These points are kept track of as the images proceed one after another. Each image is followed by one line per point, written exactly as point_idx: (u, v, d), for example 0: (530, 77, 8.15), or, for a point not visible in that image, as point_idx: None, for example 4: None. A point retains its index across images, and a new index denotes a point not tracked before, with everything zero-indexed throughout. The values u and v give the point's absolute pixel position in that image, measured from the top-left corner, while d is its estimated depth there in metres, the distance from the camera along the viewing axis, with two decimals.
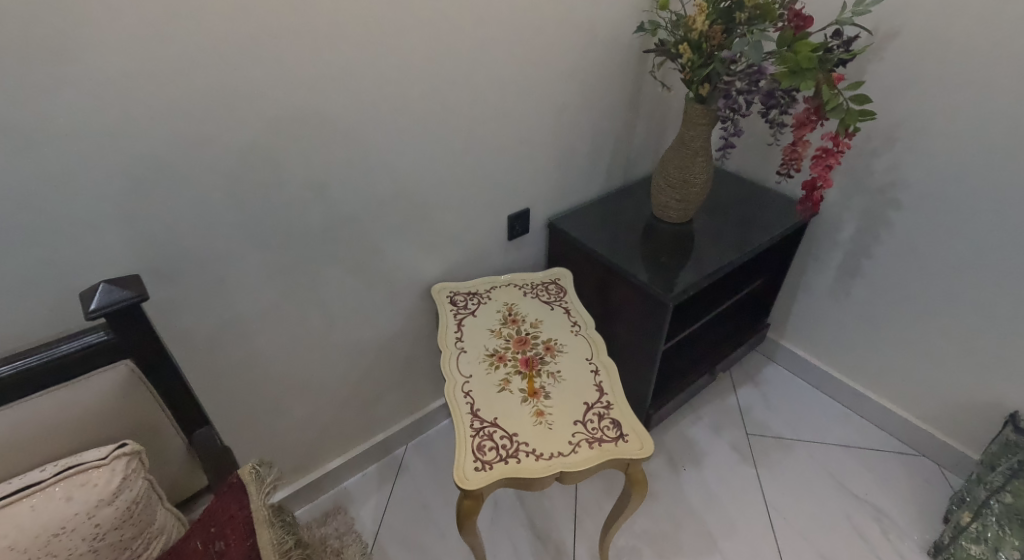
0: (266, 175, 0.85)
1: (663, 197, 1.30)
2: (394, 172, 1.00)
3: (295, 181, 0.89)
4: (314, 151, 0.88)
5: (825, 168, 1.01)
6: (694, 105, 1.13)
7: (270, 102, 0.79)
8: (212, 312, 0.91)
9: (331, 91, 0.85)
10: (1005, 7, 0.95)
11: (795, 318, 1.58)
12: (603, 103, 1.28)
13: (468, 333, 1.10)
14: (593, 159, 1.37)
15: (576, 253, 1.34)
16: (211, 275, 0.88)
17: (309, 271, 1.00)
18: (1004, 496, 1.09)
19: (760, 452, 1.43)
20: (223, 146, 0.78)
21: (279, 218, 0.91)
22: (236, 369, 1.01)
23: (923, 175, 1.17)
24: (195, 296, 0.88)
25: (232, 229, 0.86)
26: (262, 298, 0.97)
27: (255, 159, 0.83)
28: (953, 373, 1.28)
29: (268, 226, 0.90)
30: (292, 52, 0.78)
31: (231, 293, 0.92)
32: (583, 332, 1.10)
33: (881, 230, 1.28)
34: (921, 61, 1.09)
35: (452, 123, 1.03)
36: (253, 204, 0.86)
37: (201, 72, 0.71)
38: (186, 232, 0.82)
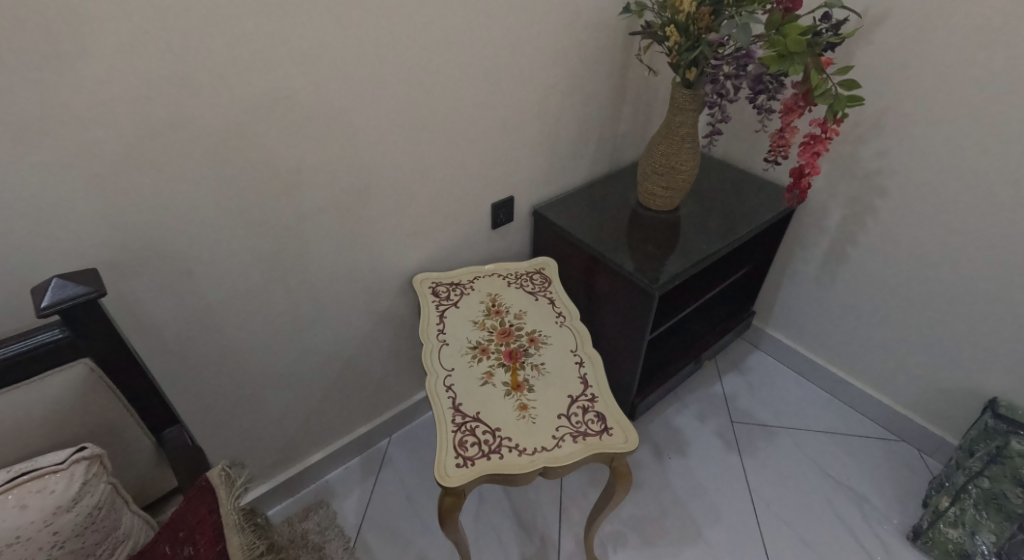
0: (235, 159, 0.80)
1: (649, 185, 1.28)
2: (372, 159, 0.96)
3: (267, 166, 0.84)
4: (287, 134, 0.84)
5: (813, 156, 0.99)
6: (681, 90, 1.10)
7: (238, 80, 0.74)
8: (182, 304, 0.87)
9: (304, 75, 0.80)
10: None
11: (780, 305, 1.58)
12: (589, 88, 1.25)
13: (450, 325, 1.07)
14: (578, 146, 1.35)
15: (562, 242, 1.31)
16: (179, 265, 0.84)
17: (285, 262, 0.96)
18: (982, 481, 1.12)
19: (745, 440, 1.44)
20: (189, 133, 0.74)
21: (252, 205, 0.86)
22: (209, 364, 0.97)
23: (910, 162, 1.16)
24: (163, 288, 0.84)
25: (199, 217, 0.82)
26: (235, 289, 0.93)
27: (223, 141, 0.78)
28: (934, 360, 1.29)
29: (239, 215, 0.86)
30: (260, 25, 0.73)
31: (200, 285, 0.88)
32: (568, 323, 1.08)
33: (867, 217, 1.28)
34: (911, 44, 1.07)
35: (432, 106, 0.99)
36: (223, 191, 0.82)
37: (160, 46, 0.66)
38: (150, 219, 0.77)
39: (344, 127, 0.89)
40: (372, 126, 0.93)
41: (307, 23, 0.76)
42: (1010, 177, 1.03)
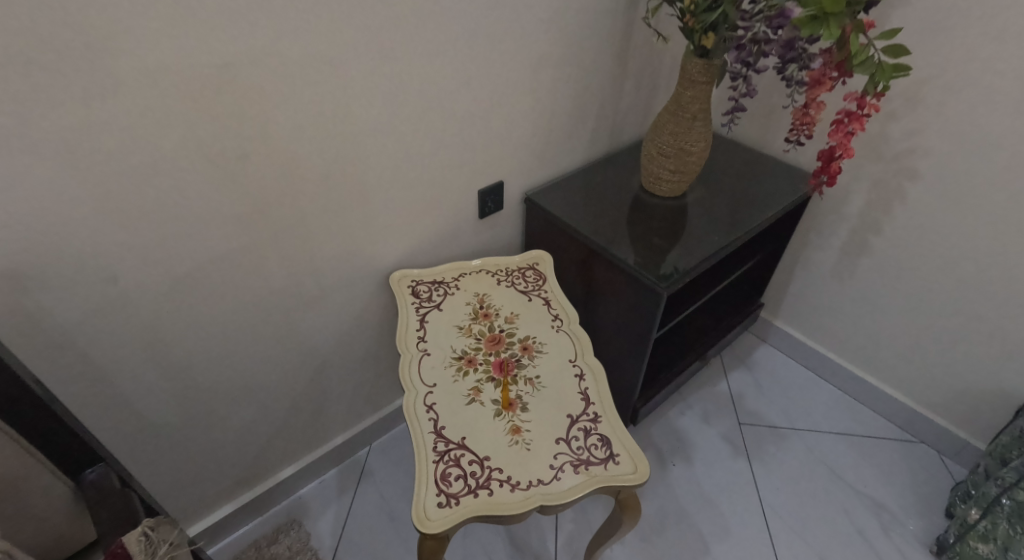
0: (161, 136, 0.65)
1: (655, 168, 1.14)
2: (336, 141, 0.82)
3: (205, 147, 0.69)
4: (228, 108, 0.68)
5: (846, 137, 0.86)
6: (694, 59, 0.96)
7: (156, 39, 0.59)
8: (107, 311, 0.73)
9: (244, 38, 0.65)
10: None
11: (791, 297, 1.46)
12: (587, 57, 1.10)
13: (432, 331, 0.94)
14: (575, 123, 1.20)
15: (557, 232, 1.18)
16: (98, 266, 0.69)
17: (236, 261, 0.82)
18: (1016, 494, 0.97)
19: (754, 444, 1.33)
20: (96, 111, 0.59)
21: (188, 194, 0.71)
22: (150, 378, 0.84)
23: (947, 142, 1.03)
24: (80, 293, 0.69)
25: (119, 209, 0.67)
26: (177, 293, 0.79)
27: (143, 114, 0.62)
28: (962, 359, 1.19)
29: (174, 206, 0.71)
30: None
31: (131, 288, 0.73)
32: (566, 328, 0.95)
33: (894, 203, 1.15)
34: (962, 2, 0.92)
35: (406, 74, 0.83)
36: (148, 177, 0.67)
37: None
38: (53, 213, 0.62)
39: (300, 100, 0.74)
40: (335, 97, 0.77)
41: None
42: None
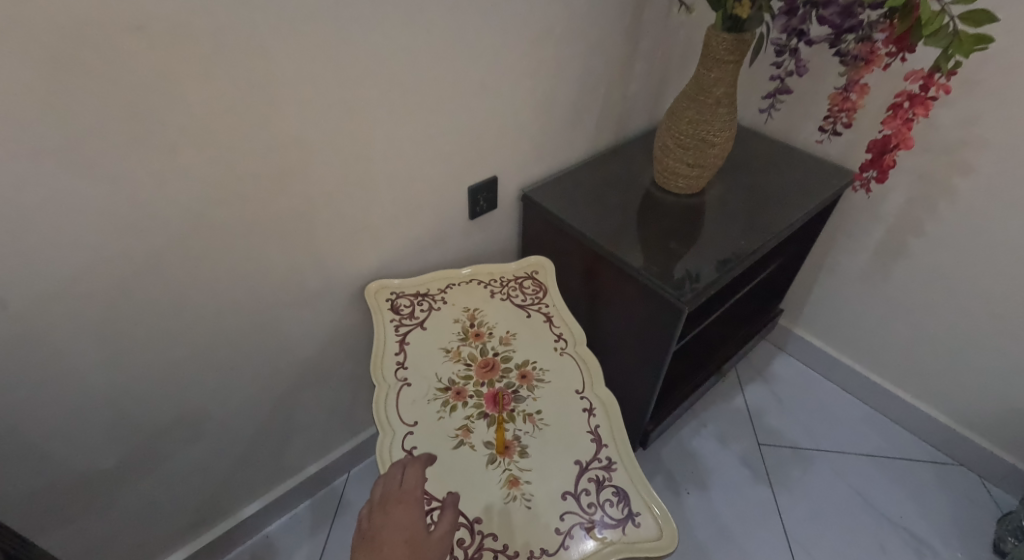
0: (53, 118, 0.49)
1: (671, 161, 1.00)
2: (295, 130, 0.67)
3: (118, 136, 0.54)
4: (146, 85, 0.53)
5: (905, 125, 0.72)
6: (723, 35, 0.82)
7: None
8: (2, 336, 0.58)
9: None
10: None
11: (814, 303, 1.33)
12: (594, 32, 0.95)
13: (414, 355, 0.80)
14: (579, 110, 1.06)
15: (559, 234, 1.04)
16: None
17: (173, 276, 0.67)
18: None
19: (775, 467, 1.21)
20: None
21: (100, 196, 0.56)
22: (70, 413, 0.69)
23: (1009, 130, 0.89)
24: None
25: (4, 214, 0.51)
26: (97, 315, 0.64)
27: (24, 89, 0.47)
28: (1010, 375, 1.06)
29: (81, 210, 0.55)
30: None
31: (33, 312, 0.58)
32: (571, 350, 0.82)
33: (941, 201, 1.02)
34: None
35: (379, 47, 0.68)
36: (41, 173, 0.51)
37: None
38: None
39: (244, 75, 0.58)
40: (291, 74, 0.62)
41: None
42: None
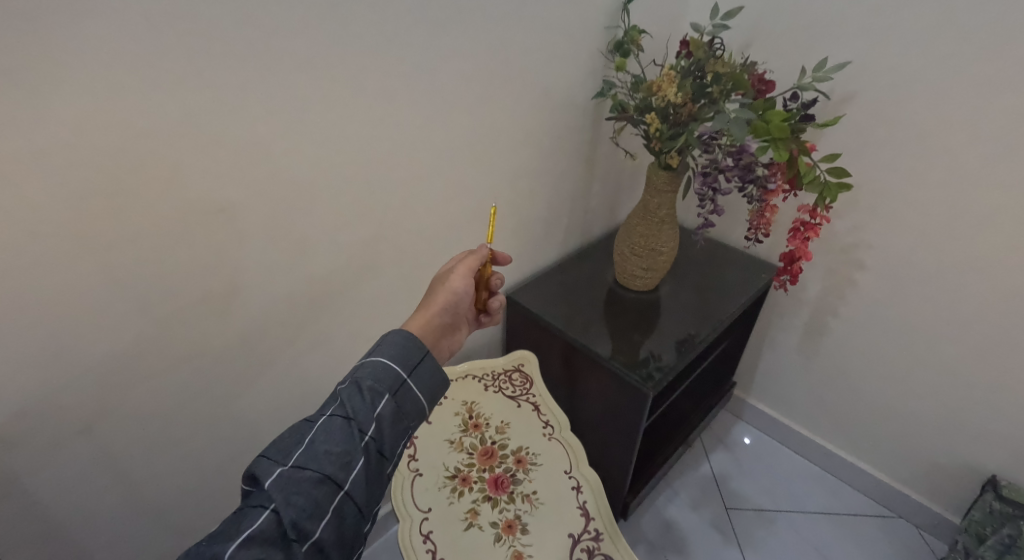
0: (157, 261, 0.67)
1: (628, 265, 1.20)
2: None
3: (184, 271, 0.70)
4: (212, 232, 0.71)
5: (803, 243, 0.95)
6: (660, 172, 1.04)
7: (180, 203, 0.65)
8: (63, 430, 0.69)
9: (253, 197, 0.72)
10: (952, 83, 0.95)
11: (761, 376, 1.52)
12: (559, 168, 1.18)
13: (422, 447, 0.93)
14: (550, 225, 1.26)
15: (538, 331, 1.20)
16: (65, 394, 0.67)
17: (207, 375, 0.81)
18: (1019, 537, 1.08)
19: (742, 529, 1.34)
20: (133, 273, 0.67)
21: (163, 315, 0.71)
22: (107, 503, 0.79)
23: (885, 238, 1.14)
24: (54, 417, 0.68)
25: (90, 334, 0.66)
26: (146, 409, 0.77)
27: (135, 240, 0.64)
28: (922, 434, 1.26)
29: (148, 325, 0.71)
30: (196, 100, 0.61)
31: (92, 411, 0.71)
32: (558, 435, 0.96)
33: (847, 291, 1.24)
34: (889, 113, 1.04)
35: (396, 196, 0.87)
36: (124, 303, 0.67)
37: (61, 124, 0.53)
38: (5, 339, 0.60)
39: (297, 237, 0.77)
40: None
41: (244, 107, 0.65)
42: (1009, 255, 1.00)
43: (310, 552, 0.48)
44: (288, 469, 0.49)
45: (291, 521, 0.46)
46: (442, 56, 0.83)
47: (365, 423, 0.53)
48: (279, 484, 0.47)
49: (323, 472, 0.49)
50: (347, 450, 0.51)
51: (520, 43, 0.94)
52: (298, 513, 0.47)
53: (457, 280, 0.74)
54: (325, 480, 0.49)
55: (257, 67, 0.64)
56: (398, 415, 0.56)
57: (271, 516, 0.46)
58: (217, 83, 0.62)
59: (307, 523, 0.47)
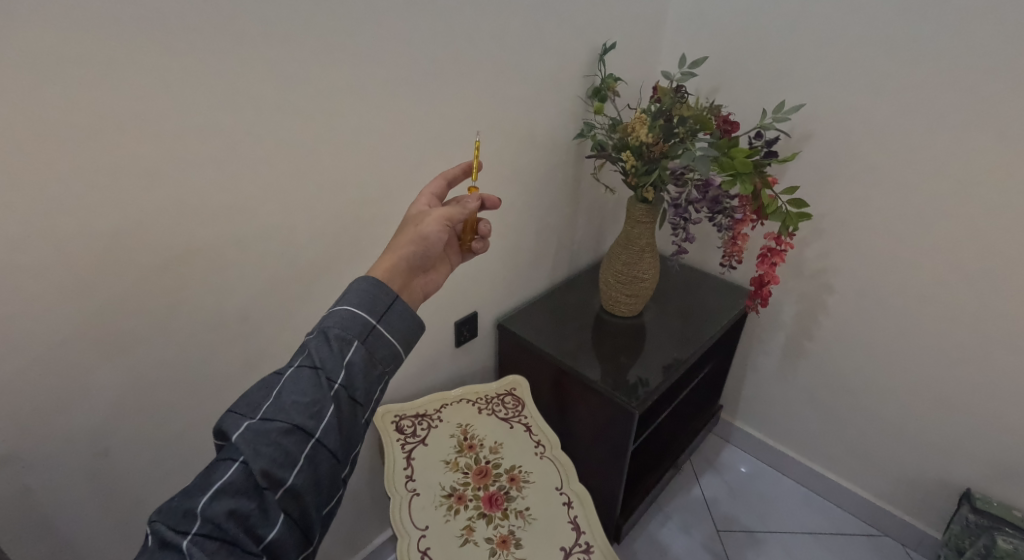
0: (174, 291, 0.74)
1: (613, 292, 1.27)
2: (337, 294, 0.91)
3: (198, 302, 0.77)
4: (226, 265, 0.78)
5: (771, 268, 1.02)
6: (638, 205, 1.13)
7: (194, 234, 0.72)
8: (82, 452, 0.74)
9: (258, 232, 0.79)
10: (895, 122, 1.06)
11: (746, 399, 1.58)
12: (545, 202, 1.26)
13: (419, 468, 0.97)
14: (538, 255, 1.34)
15: (529, 356, 1.26)
16: (88, 414, 0.72)
17: (216, 400, 0.86)
18: (993, 544, 1.13)
19: (733, 550, 1.36)
20: (153, 306, 0.72)
21: (178, 343, 0.77)
22: (116, 526, 0.83)
23: (850, 263, 1.22)
24: (76, 438, 0.73)
25: (115, 356, 0.72)
26: (159, 433, 0.81)
27: (157, 273, 0.71)
28: (899, 451, 1.31)
29: (163, 353, 0.76)
30: (219, 147, 0.69)
31: (108, 433, 0.76)
32: (549, 454, 1.01)
33: (820, 313, 1.31)
34: (844, 149, 1.14)
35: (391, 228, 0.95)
36: (144, 333, 0.73)
37: (108, 169, 0.62)
38: (37, 366, 0.66)
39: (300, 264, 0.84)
40: None
41: (257, 151, 0.73)
42: (960, 275, 1.08)
43: (285, 498, 0.49)
44: (256, 421, 0.50)
45: (261, 471, 0.48)
46: (435, 103, 0.92)
47: (333, 372, 0.53)
48: (248, 436, 0.49)
49: (291, 422, 0.50)
50: (316, 400, 0.52)
51: (507, 90, 1.03)
52: (269, 462, 0.49)
53: (430, 224, 0.68)
54: (295, 430, 0.50)
55: (271, 115, 0.73)
56: (370, 361, 0.56)
57: (241, 466, 0.48)
58: (235, 130, 0.70)
59: (278, 470, 0.49)
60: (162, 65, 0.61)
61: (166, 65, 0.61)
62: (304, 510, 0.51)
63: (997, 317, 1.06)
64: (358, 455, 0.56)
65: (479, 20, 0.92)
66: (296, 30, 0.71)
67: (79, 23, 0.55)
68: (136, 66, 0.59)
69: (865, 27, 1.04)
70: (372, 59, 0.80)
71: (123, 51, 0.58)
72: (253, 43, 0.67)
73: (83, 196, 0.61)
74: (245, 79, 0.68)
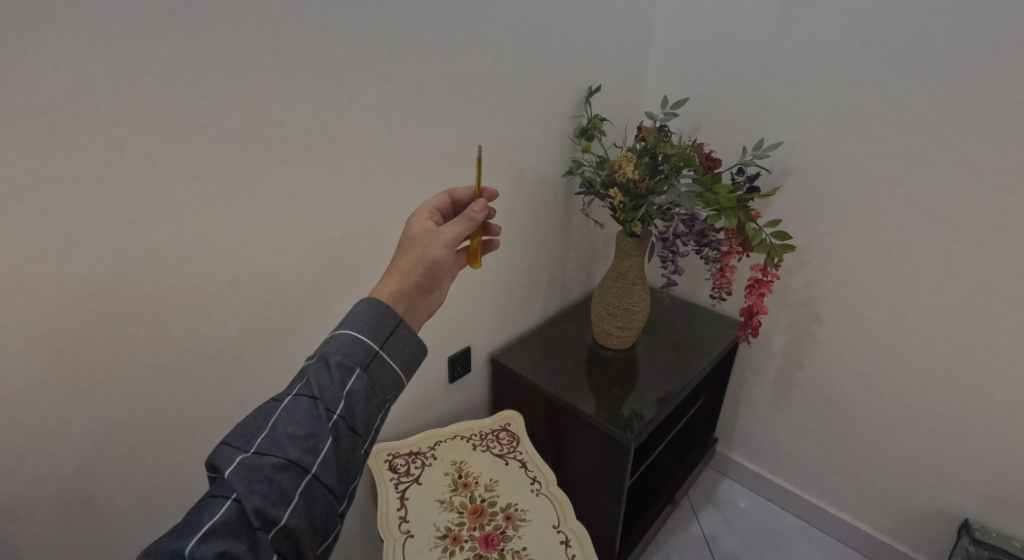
0: (171, 326, 0.75)
1: (605, 325, 1.28)
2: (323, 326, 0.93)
3: (192, 338, 0.77)
4: (219, 302, 0.79)
5: (759, 299, 1.05)
6: (628, 239, 1.15)
7: (191, 270, 0.74)
8: (68, 494, 0.73)
9: (252, 267, 0.80)
10: (867, 156, 1.11)
11: (741, 431, 1.57)
12: (536, 237, 1.29)
13: (414, 508, 0.95)
14: (531, 289, 1.35)
15: (524, 390, 1.25)
16: (78, 453, 0.72)
17: (208, 440, 0.85)
18: None
19: None
20: (148, 342, 0.73)
21: (168, 382, 0.77)
22: None
23: (835, 293, 1.25)
24: (64, 477, 0.72)
25: (108, 393, 0.72)
26: (147, 475, 0.80)
27: (154, 310, 0.72)
28: (896, 481, 1.31)
29: (152, 393, 0.76)
30: (215, 186, 0.72)
31: (94, 477, 0.74)
32: (545, 490, 1.00)
33: (809, 343, 1.33)
34: (823, 184, 1.18)
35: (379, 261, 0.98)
36: (136, 370, 0.73)
37: (110, 207, 0.64)
38: (23, 407, 0.65)
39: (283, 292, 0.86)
40: None
41: (252, 191, 0.76)
42: (941, 303, 1.11)
43: (279, 537, 0.49)
44: (250, 455, 0.50)
45: (255, 509, 0.48)
46: (428, 144, 0.96)
47: (331, 401, 0.53)
48: (241, 472, 0.49)
49: (286, 457, 0.50)
50: (312, 433, 0.52)
51: (496, 130, 1.07)
52: (263, 500, 0.49)
53: (437, 248, 0.68)
54: (290, 465, 0.50)
55: (266, 157, 0.76)
56: (369, 389, 0.56)
57: (234, 504, 0.48)
58: (230, 170, 0.73)
59: (272, 508, 0.49)
60: (157, 110, 0.64)
61: (167, 111, 0.65)
62: (299, 549, 0.50)
63: (978, 344, 1.09)
64: (355, 489, 0.56)
65: (468, 65, 0.96)
66: (292, 77, 0.74)
67: (77, 72, 0.58)
68: (138, 115, 0.63)
69: (832, 69, 1.10)
70: (365, 102, 0.84)
71: (120, 97, 0.61)
72: (250, 89, 0.71)
73: (85, 233, 0.63)
74: (241, 123, 0.71)
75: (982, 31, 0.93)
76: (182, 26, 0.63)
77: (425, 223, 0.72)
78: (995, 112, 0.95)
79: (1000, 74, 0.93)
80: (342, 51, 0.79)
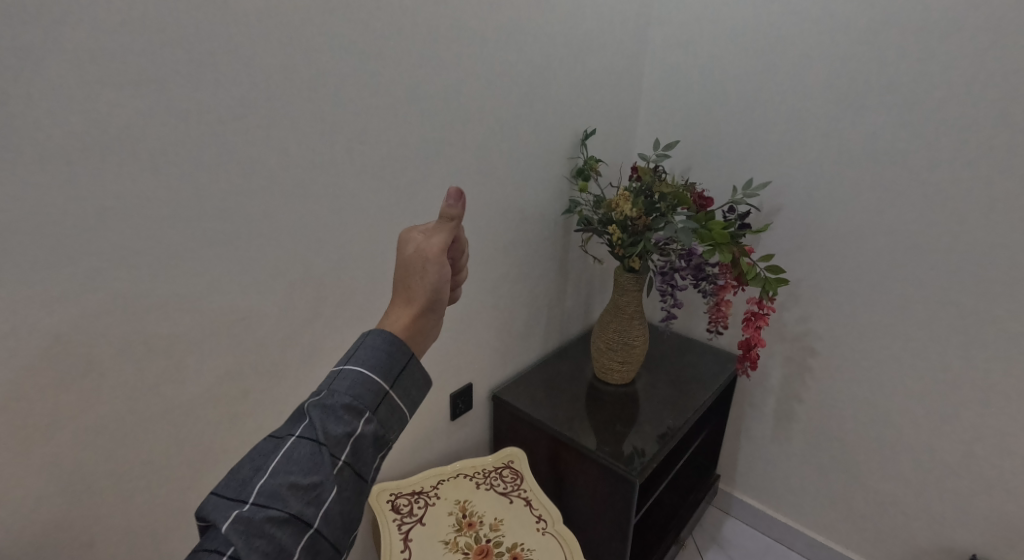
0: (182, 358, 0.76)
1: (605, 360, 1.29)
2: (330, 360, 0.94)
3: (201, 370, 0.79)
4: (228, 335, 0.80)
5: (756, 330, 1.07)
6: (626, 274, 1.18)
7: (204, 302, 0.76)
8: (69, 528, 0.72)
9: (260, 303, 0.83)
10: (849, 194, 1.17)
11: (743, 468, 1.56)
12: (536, 273, 1.32)
13: (418, 549, 0.93)
14: (531, 325, 1.37)
15: (525, 427, 1.25)
16: (83, 485, 0.71)
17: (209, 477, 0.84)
18: None
19: None
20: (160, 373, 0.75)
21: (175, 416, 0.78)
22: None
23: (828, 326, 1.28)
24: (67, 510, 0.71)
25: (117, 424, 0.72)
26: (147, 511, 0.79)
27: (167, 340, 0.74)
28: (900, 516, 1.30)
29: (159, 425, 0.77)
30: (229, 223, 0.76)
31: (96, 512, 0.74)
32: (551, 529, 0.98)
33: (806, 375, 1.35)
34: (809, 220, 1.24)
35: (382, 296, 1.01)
36: (147, 401, 0.74)
37: (131, 239, 0.67)
38: (34, 437, 0.66)
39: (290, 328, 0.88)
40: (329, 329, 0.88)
41: (264, 228, 0.79)
42: (929, 333, 1.14)
43: None
44: (249, 508, 0.50)
45: None
46: (431, 186, 1.01)
47: (336, 448, 0.53)
48: (239, 527, 0.49)
49: (288, 511, 0.50)
50: (316, 483, 0.52)
51: (498, 170, 1.12)
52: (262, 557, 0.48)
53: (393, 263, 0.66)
54: (291, 519, 0.50)
55: (278, 196, 0.80)
56: (376, 433, 0.56)
57: None
58: (244, 208, 0.76)
59: None
60: (182, 151, 0.68)
61: (191, 153, 0.69)
62: None
63: (968, 374, 1.12)
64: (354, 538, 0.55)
65: (470, 112, 1.03)
66: (306, 122, 0.80)
67: (109, 115, 0.62)
68: (163, 155, 0.67)
69: (808, 116, 1.19)
70: (373, 147, 0.89)
71: (145, 138, 0.65)
72: (267, 133, 0.76)
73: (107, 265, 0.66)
74: (257, 165, 0.76)
75: (945, 80, 1.02)
76: (210, 76, 0.68)
77: (413, 239, 0.67)
78: (963, 154, 1.03)
79: (965, 118, 1.01)
80: (354, 99, 0.84)
